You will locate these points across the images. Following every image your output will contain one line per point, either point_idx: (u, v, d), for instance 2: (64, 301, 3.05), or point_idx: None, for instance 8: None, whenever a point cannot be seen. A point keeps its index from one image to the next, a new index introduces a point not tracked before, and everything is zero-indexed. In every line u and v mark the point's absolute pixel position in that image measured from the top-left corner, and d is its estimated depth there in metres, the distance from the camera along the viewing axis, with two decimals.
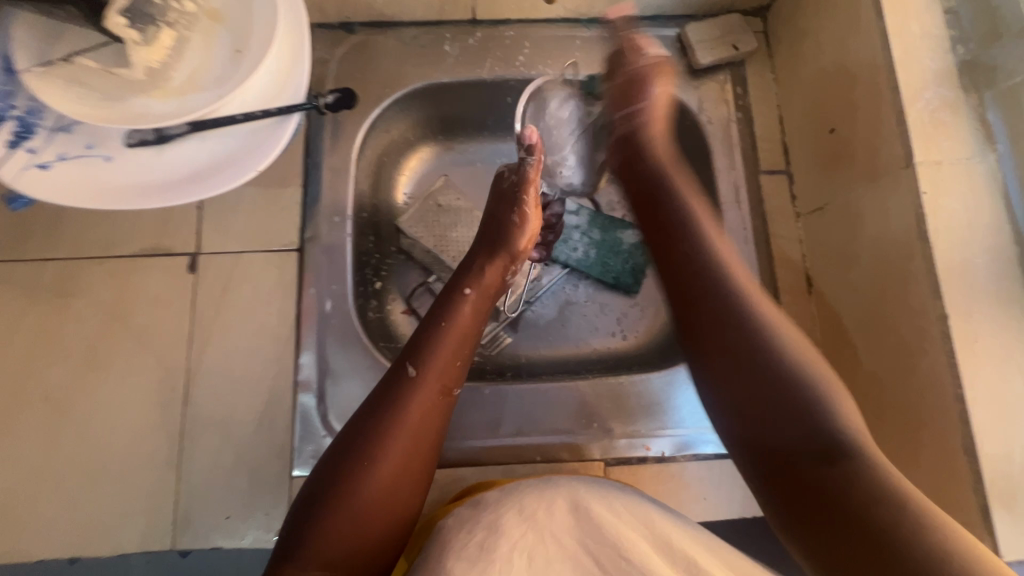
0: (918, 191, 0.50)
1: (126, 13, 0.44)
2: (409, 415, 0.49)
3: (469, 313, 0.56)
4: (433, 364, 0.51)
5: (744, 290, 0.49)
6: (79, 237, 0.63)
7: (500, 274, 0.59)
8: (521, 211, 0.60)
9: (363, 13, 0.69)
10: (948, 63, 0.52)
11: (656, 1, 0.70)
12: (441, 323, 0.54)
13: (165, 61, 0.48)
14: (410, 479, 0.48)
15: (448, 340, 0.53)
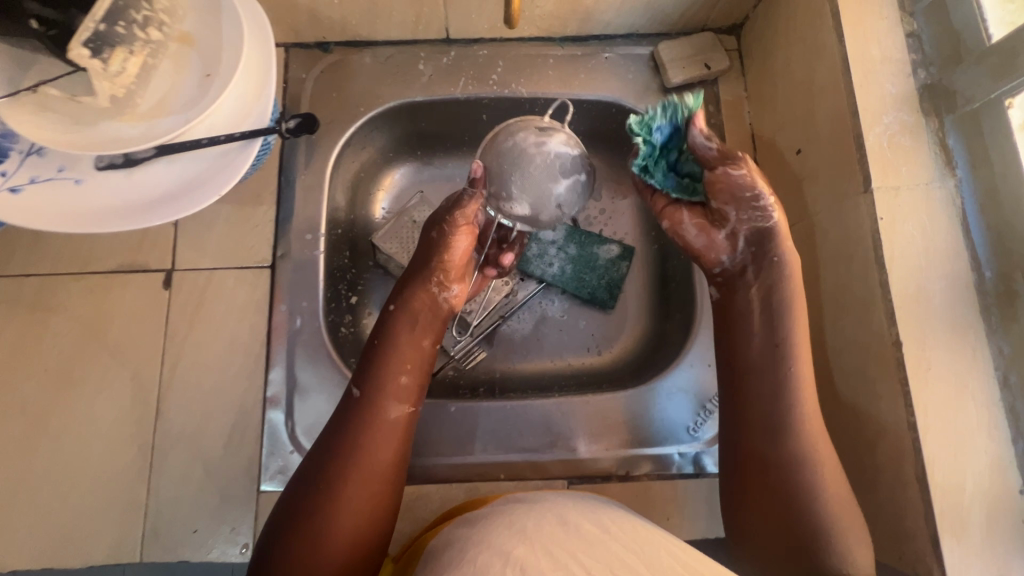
0: (875, 217, 0.50)
1: (90, 44, 0.46)
2: (359, 439, 0.51)
3: (410, 332, 0.58)
4: (377, 385, 0.54)
5: (760, 357, 0.53)
6: (57, 253, 0.64)
7: (429, 292, 0.60)
8: (443, 229, 0.60)
9: (339, 33, 0.70)
10: (908, 88, 0.52)
11: (628, 20, 0.70)
12: (380, 347, 0.57)
13: (131, 88, 0.50)
14: (372, 498, 0.50)
15: (388, 363, 0.55)
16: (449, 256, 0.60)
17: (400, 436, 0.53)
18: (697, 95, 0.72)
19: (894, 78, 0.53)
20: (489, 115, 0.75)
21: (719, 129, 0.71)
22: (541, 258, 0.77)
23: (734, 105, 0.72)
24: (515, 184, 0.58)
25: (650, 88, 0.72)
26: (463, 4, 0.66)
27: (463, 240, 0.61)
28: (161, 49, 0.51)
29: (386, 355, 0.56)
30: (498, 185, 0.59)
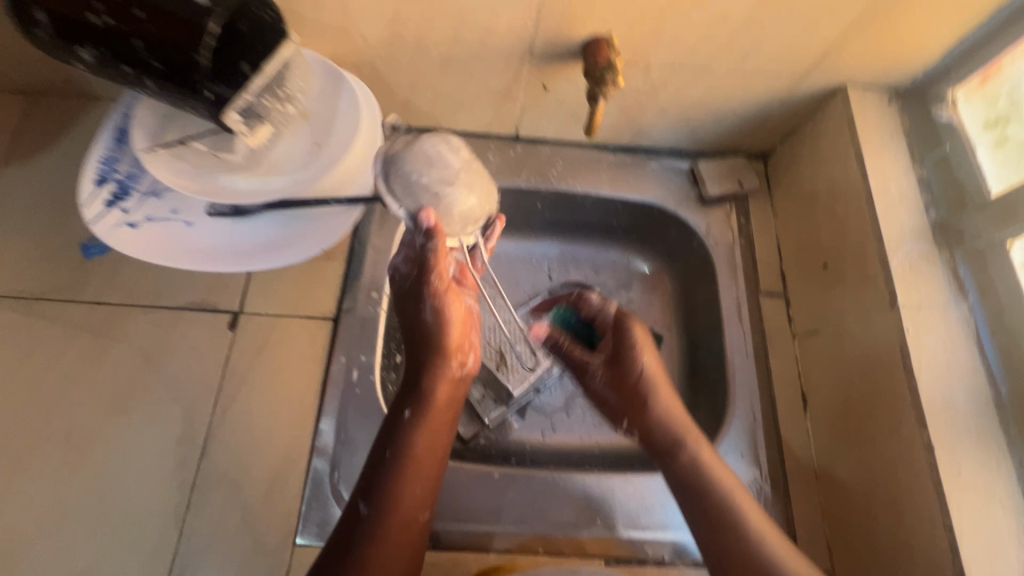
0: (903, 328, 0.57)
1: (242, 113, 0.52)
2: (376, 555, 0.53)
3: (406, 431, 0.59)
4: (390, 505, 0.55)
5: (737, 508, 0.58)
6: (132, 285, 0.68)
7: (446, 384, 0.63)
8: (434, 305, 0.64)
9: (421, 120, 0.79)
10: (923, 222, 0.62)
11: (674, 140, 0.81)
12: (394, 457, 0.57)
13: (260, 147, 0.57)
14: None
15: (401, 473, 0.57)
16: (448, 330, 0.64)
17: (417, 536, 0.56)
18: (730, 207, 0.81)
19: (910, 214, 0.62)
20: (544, 203, 0.83)
21: (750, 238, 0.79)
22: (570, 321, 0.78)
23: (763, 220, 0.81)
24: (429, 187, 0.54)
25: (689, 197, 0.81)
26: (537, 111, 0.75)
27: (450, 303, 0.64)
28: (287, 120, 0.57)
29: (401, 469, 0.57)
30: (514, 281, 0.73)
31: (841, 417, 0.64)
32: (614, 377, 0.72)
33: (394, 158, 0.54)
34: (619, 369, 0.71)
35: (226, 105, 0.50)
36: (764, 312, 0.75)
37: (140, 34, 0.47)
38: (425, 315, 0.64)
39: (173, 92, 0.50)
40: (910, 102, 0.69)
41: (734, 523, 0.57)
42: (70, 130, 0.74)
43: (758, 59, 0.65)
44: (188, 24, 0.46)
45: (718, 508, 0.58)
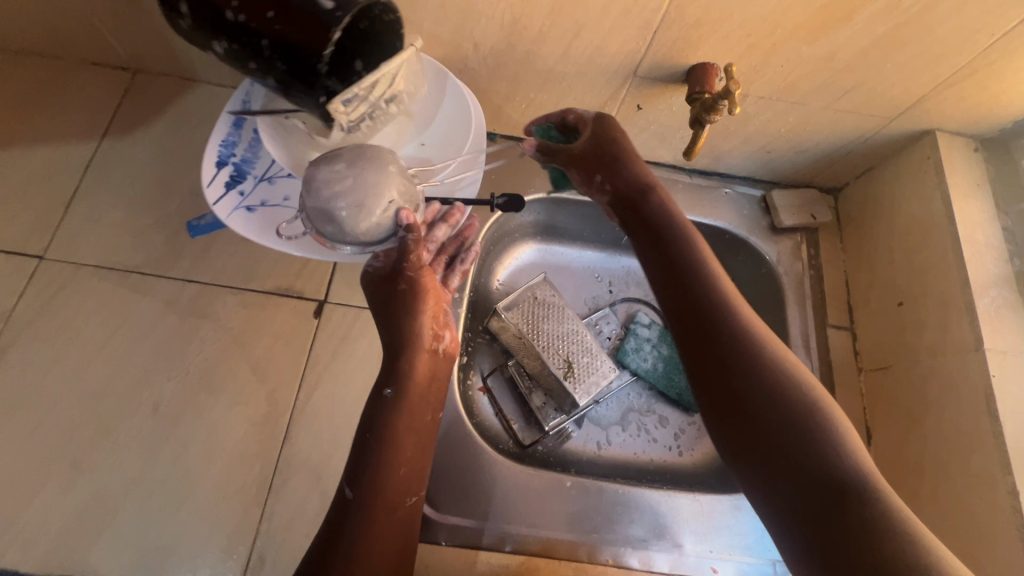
0: (988, 373, 0.59)
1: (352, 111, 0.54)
2: (362, 545, 0.47)
3: (391, 410, 0.54)
4: (380, 488, 0.50)
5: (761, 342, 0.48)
6: (222, 266, 0.69)
7: (427, 356, 0.58)
8: (410, 280, 0.58)
9: (507, 129, 0.80)
10: (1007, 272, 0.64)
11: (750, 167, 0.83)
12: (376, 434, 0.52)
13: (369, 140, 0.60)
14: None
15: (384, 456, 0.51)
16: (424, 294, 0.58)
17: (405, 522, 0.51)
18: (800, 238, 0.83)
19: (994, 262, 0.65)
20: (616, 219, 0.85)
21: (818, 270, 0.81)
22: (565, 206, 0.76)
23: (831, 253, 0.82)
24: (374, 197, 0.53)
25: (761, 225, 0.83)
26: (625, 130, 0.77)
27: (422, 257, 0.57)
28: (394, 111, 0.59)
29: (387, 449, 0.52)
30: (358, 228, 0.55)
31: (911, 455, 0.65)
32: (625, 159, 0.61)
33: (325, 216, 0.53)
34: (629, 205, 0.61)
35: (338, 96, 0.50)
36: (831, 344, 0.76)
37: (271, 35, 0.47)
38: (398, 284, 0.58)
39: (295, 90, 0.51)
40: (994, 154, 0.71)
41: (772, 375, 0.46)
42: (168, 109, 0.76)
43: (856, 98, 0.66)
44: (322, 27, 0.46)
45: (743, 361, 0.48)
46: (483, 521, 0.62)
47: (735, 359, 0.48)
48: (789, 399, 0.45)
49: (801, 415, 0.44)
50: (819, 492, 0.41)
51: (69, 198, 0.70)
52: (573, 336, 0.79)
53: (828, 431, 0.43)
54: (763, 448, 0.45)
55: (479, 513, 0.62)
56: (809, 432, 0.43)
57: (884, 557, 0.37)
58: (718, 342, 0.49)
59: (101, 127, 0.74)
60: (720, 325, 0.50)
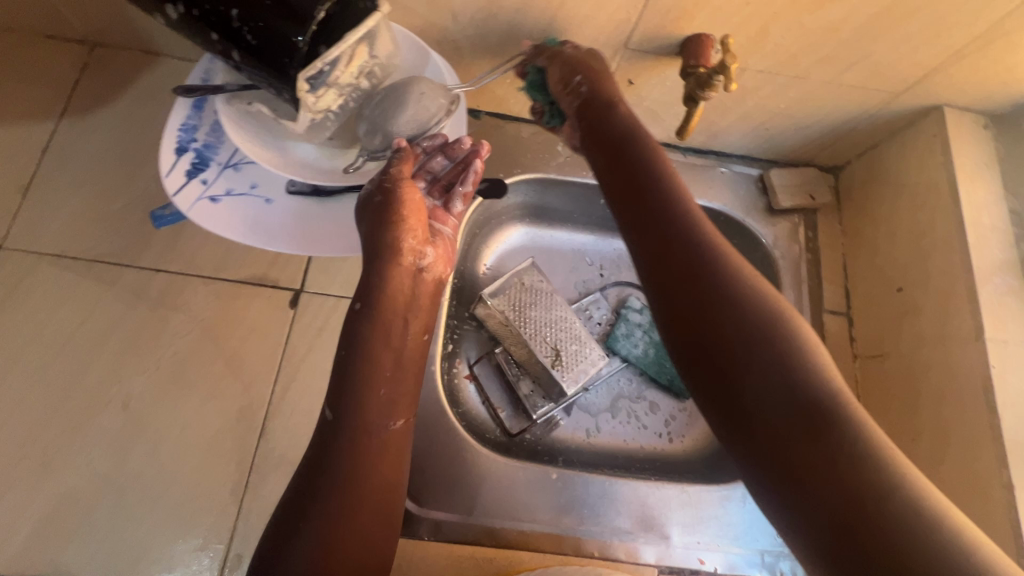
0: (988, 363, 0.57)
1: (311, 82, 0.48)
2: (345, 467, 0.47)
3: (365, 324, 0.52)
4: (356, 407, 0.49)
5: (717, 249, 0.46)
6: (192, 255, 0.66)
7: (409, 272, 0.54)
8: (385, 192, 0.53)
9: (493, 106, 0.76)
10: (1013, 256, 0.61)
11: (748, 145, 0.79)
12: (352, 352, 0.51)
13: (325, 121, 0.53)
14: (384, 505, 0.48)
15: (361, 371, 0.50)
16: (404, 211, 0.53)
17: (389, 445, 0.50)
18: (798, 220, 0.79)
19: (1000, 246, 0.62)
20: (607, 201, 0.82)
21: (816, 253, 0.78)
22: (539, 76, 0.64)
23: (831, 235, 0.79)
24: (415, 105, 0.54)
25: (758, 206, 0.79)
26: None
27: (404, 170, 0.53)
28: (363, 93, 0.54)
29: (358, 370, 0.50)
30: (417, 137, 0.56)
31: (906, 445, 0.64)
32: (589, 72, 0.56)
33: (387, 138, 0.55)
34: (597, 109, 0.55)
35: (300, 74, 0.46)
36: (826, 330, 0.74)
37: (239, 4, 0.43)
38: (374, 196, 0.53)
39: (255, 65, 0.47)
40: (1006, 131, 0.68)
41: (730, 281, 0.44)
42: (131, 86, 0.71)
43: (861, 72, 0.62)
44: (298, 12, 0.44)
45: (708, 268, 0.44)
46: (467, 516, 0.61)
47: (707, 276, 0.44)
48: (758, 320, 0.42)
49: (766, 335, 0.41)
50: (775, 406, 0.39)
51: (28, 183, 0.66)
52: (561, 323, 0.77)
53: (802, 353, 0.40)
54: (731, 368, 0.41)
55: (464, 508, 0.61)
56: (765, 340, 0.41)
57: (851, 463, 0.36)
58: (678, 257, 0.45)
59: (59, 105, 0.69)
60: (671, 230, 0.47)
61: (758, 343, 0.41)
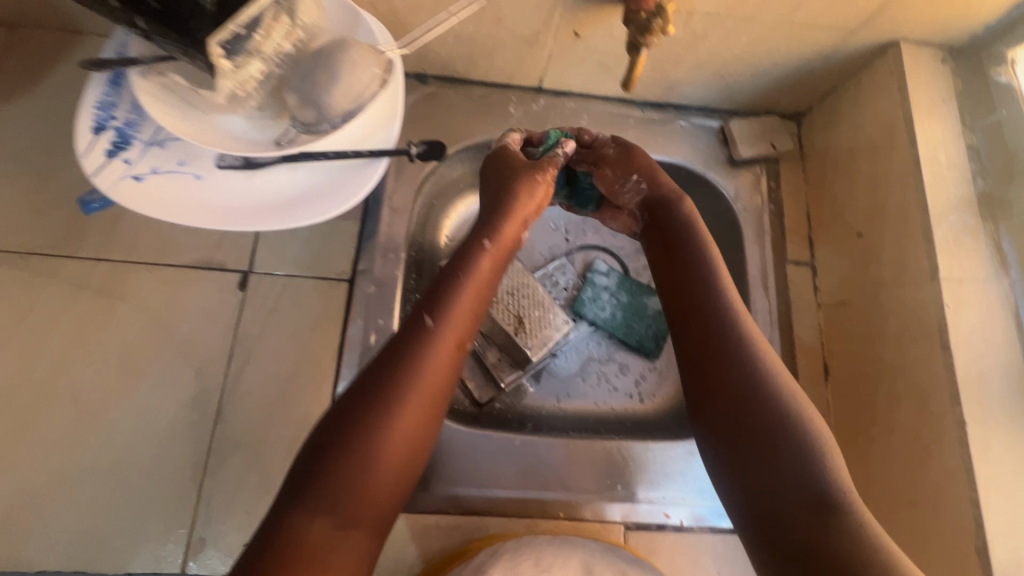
0: (942, 303, 0.56)
1: (227, 45, 0.45)
2: (428, 367, 0.50)
3: (480, 258, 0.57)
4: (451, 313, 0.53)
5: (754, 346, 0.52)
6: (133, 242, 0.64)
7: (513, 233, 0.60)
8: (543, 177, 0.62)
9: (439, 68, 0.73)
10: (970, 193, 0.60)
11: (706, 95, 0.76)
12: (458, 276, 0.55)
13: (250, 92, 0.50)
14: (429, 424, 0.50)
15: (466, 292, 0.55)
16: (536, 197, 0.62)
17: (458, 369, 0.53)
18: (760, 170, 0.77)
19: (957, 183, 0.61)
20: None
21: (778, 204, 0.76)
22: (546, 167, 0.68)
23: (793, 184, 0.77)
24: (345, 62, 0.49)
25: (719, 158, 0.77)
26: (566, 62, 0.70)
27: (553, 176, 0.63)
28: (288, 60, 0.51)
29: (409, 381, 0.49)
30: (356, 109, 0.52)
31: (867, 390, 0.64)
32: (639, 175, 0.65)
33: (316, 101, 0.50)
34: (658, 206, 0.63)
35: (209, 37, 0.44)
36: (790, 281, 0.73)
37: None
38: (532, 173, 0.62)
39: (165, 37, 0.45)
40: (964, 65, 0.65)
41: (757, 374, 0.51)
42: (55, 68, 0.68)
43: (813, 9, 0.59)
44: None
45: (739, 360, 0.52)
46: (430, 487, 0.61)
47: (734, 366, 0.52)
48: (791, 412, 0.48)
49: (785, 419, 0.48)
50: (796, 492, 0.46)
51: None
52: (523, 290, 0.76)
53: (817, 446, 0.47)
54: (755, 446, 0.48)
55: (425, 478, 0.61)
56: (784, 429, 0.48)
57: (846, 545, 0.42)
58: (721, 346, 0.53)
59: None
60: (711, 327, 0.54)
61: (782, 433, 0.48)
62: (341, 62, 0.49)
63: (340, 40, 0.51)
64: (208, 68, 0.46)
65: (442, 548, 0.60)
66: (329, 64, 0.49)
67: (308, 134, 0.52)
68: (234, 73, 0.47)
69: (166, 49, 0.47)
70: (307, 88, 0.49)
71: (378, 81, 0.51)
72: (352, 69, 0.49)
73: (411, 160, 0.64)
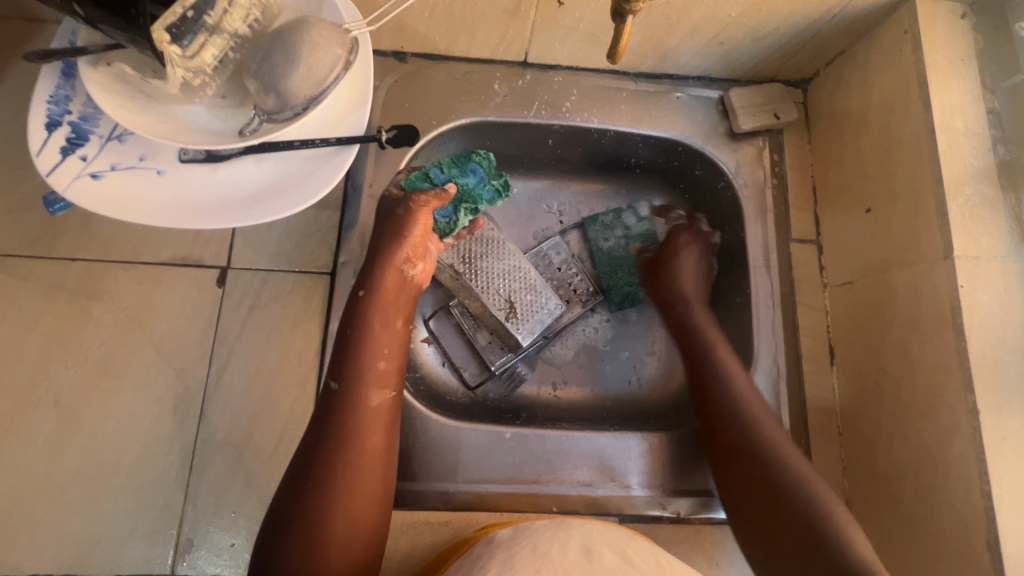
0: (955, 283, 0.53)
1: (172, 29, 0.42)
2: (347, 433, 0.49)
3: (369, 305, 0.56)
4: (353, 368, 0.53)
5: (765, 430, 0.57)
6: (107, 240, 0.62)
7: (398, 271, 0.59)
8: (408, 208, 0.61)
9: (418, 45, 0.69)
10: (989, 162, 0.56)
11: (704, 64, 0.71)
12: (354, 332, 0.55)
13: (204, 80, 0.47)
14: (378, 482, 0.49)
15: (364, 346, 0.54)
16: (411, 229, 0.60)
17: (386, 416, 0.52)
18: (763, 142, 0.73)
19: (975, 152, 0.56)
20: (555, 141, 0.75)
21: (783, 178, 0.72)
22: (444, 213, 0.68)
23: (798, 156, 0.73)
24: (303, 42, 0.45)
25: (718, 131, 0.73)
26: (551, 33, 0.65)
27: (423, 202, 0.62)
28: (245, 42, 0.47)
29: (330, 452, 0.48)
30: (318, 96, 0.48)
31: (874, 374, 0.61)
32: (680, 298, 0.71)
33: (274, 88, 0.46)
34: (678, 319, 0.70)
35: (154, 22, 0.40)
36: (794, 260, 0.69)
37: None
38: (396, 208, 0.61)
39: (102, 22, 0.40)
40: (985, 19, 0.60)
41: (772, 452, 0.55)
42: (16, 59, 0.65)
43: None
44: None
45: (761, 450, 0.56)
46: (418, 480, 0.60)
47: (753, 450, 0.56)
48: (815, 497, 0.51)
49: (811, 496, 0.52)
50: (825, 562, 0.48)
51: None
52: (514, 274, 0.71)
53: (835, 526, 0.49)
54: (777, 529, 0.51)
55: (413, 474, 0.60)
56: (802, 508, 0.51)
57: None
58: (733, 428, 0.58)
59: None
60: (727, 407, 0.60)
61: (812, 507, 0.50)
62: (299, 42, 0.45)
63: (300, 18, 0.47)
64: (155, 57, 0.43)
65: (431, 545, 0.57)
66: (285, 45, 0.45)
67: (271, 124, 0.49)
68: (185, 58, 0.43)
69: (107, 34, 0.42)
70: (262, 73, 0.46)
71: (341, 64, 0.47)
72: (311, 51, 0.46)
73: (382, 146, 0.63)
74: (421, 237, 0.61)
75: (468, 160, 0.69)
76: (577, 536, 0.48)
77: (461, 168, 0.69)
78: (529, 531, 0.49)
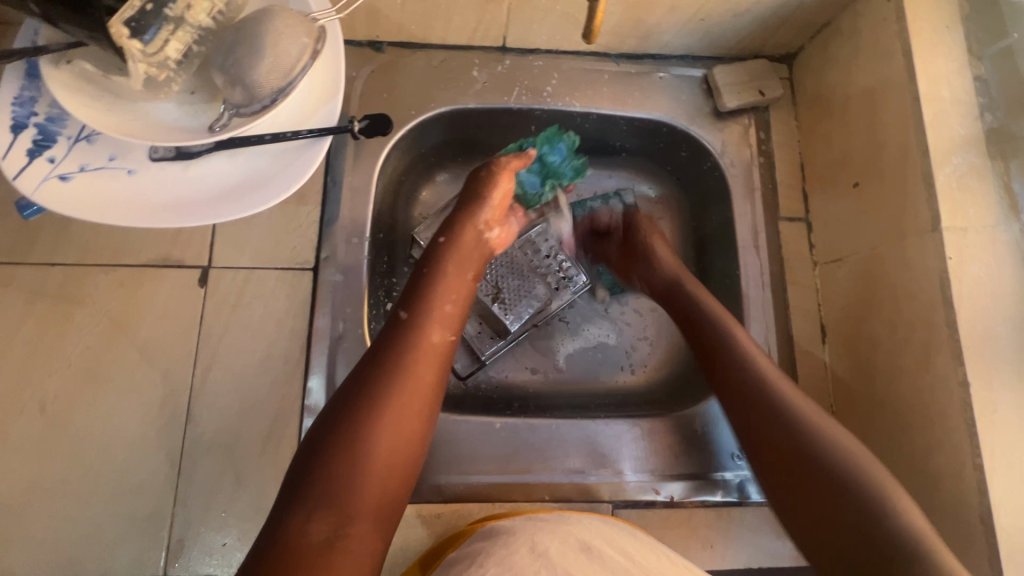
0: (944, 255, 0.52)
1: (132, 23, 0.41)
2: (410, 360, 0.49)
3: (441, 251, 0.57)
4: (424, 303, 0.53)
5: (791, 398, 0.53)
6: (86, 243, 0.61)
7: (472, 226, 0.60)
8: (492, 169, 0.62)
9: (394, 33, 0.67)
10: (978, 130, 0.54)
11: (686, 42, 0.70)
12: (430, 272, 0.56)
13: (170, 75, 0.46)
14: (423, 419, 0.48)
15: (438, 286, 0.55)
16: (493, 193, 0.61)
17: (443, 359, 0.51)
18: (749, 120, 0.72)
19: (963, 121, 0.55)
20: (538, 127, 0.73)
21: (769, 156, 0.71)
22: (533, 185, 0.70)
23: (785, 133, 0.72)
24: (268, 33, 0.44)
25: (703, 110, 0.72)
26: (527, 15, 0.64)
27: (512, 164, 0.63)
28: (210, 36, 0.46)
29: (391, 375, 0.47)
30: (286, 88, 0.47)
31: (865, 351, 0.60)
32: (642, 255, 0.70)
33: (240, 82, 0.45)
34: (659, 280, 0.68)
35: (113, 17, 0.39)
36: (783, 239, 0.68)
37: None
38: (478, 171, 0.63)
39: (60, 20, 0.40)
40: None
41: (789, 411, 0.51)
42: None
43: None
44: None
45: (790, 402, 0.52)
46: None
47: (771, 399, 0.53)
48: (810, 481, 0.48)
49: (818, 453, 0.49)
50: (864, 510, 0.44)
51: None
52: (503, 261, 0.72)
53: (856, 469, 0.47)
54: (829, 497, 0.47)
55: None
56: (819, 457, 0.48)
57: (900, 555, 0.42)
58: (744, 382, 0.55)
59: None
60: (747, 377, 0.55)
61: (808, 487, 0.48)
62: (264, 33, 0.44)
63: (265, 9, 0.46)
64: (117, 53, 0.42)
65: (423, 538, 0.57)
66: (251, 36, 0.44)
67: (240, 119, 0.47)
68: (147, 54, 0.43)
69: (66, 32, 0.42)
70: (227, 65, 0.45)
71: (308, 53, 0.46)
72: (278, 41, 0.44)
73: (357, 137, 0.66)
74: (501, 201, 0.62)
75: (559, 137, 0.68)
76: (571, 531, 0.48)
77: (551, 144, 0.68)
78: (523, 526, 0.49)
